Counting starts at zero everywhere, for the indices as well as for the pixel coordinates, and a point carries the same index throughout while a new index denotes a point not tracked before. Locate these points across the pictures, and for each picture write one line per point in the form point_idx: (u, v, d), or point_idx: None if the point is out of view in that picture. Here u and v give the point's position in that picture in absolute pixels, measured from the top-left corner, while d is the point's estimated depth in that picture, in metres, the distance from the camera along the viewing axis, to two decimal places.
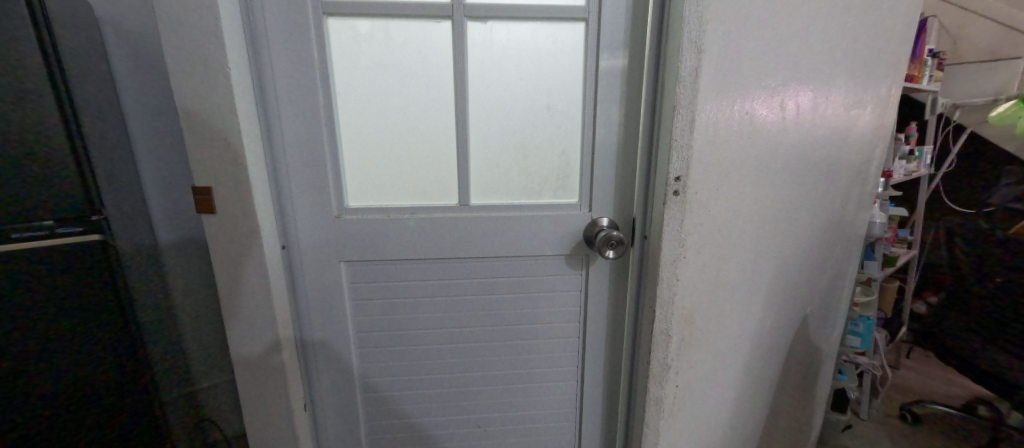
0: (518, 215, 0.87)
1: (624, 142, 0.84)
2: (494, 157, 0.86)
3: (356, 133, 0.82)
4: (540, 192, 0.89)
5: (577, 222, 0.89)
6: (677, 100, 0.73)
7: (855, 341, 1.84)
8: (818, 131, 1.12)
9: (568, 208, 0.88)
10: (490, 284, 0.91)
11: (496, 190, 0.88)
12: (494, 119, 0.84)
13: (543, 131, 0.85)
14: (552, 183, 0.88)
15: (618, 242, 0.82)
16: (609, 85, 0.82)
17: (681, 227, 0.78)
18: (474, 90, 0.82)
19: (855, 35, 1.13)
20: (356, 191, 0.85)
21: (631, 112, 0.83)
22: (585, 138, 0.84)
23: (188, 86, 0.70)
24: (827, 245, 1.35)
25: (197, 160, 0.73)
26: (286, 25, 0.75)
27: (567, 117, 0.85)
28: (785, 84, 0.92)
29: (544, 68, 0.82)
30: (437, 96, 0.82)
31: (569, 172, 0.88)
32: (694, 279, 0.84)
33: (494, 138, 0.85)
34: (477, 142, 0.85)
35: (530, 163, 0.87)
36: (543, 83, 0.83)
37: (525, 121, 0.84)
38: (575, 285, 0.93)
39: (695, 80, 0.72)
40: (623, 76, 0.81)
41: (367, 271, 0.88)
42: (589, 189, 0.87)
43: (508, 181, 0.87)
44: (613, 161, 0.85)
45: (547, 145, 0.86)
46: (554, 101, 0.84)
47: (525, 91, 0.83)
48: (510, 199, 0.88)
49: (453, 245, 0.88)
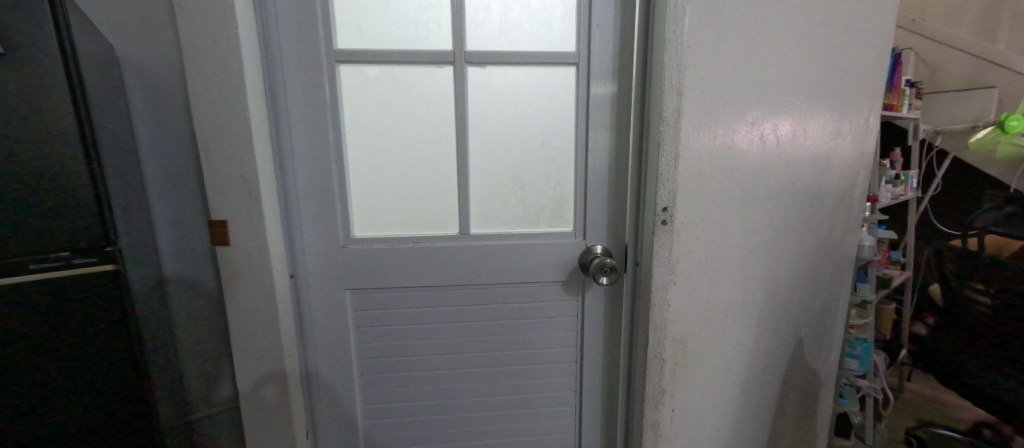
0: (517, 244, 0.92)
1: (614, 174, 0.90)
2: (493, 189, 0.91)
3: (363, 168, 0.88)
4: (537, 222, 0.93)
5: (573, 249, 0.93)
6: (662, 136, 0.79)
7: (853, 364, 1.85)
8: (800, 159, 1.18)
9: (564, 236, 0.93)
10: (490, 310, 0.95)
11: (495, 221, 0.92)
12: (493, 154, 0.89)
13: (539, 164, 0.90)
14: (548, 213, 0.93)
15: (611, 269, 0.86)
16: (599, 122, 0.88)
17: (670, 254, 0.82)
18: (474, 128, 0.88)
19: (829, 72, 1.21)
20: (363, 223, 0.90)
21: (619, 146, 0.89)
22: (579, 170, 0.90)
23: (209, 128, 0.76)
24: (817, 268, 1.39)
25: (215, 195, 0.78)
26: (302, 72, 0.81)
27: (561, 151, 0.90)
28: (764, 118, 0.99)
29: (539, 107, 0.88)
30: (439, 134, 0.87)
31: (564, 202, 0.93)
32: (685, 304, 0.88)
33: (493, 171, 0.90)
34: (477, 175, 0.90)
35: (528, 194, 0.92)
36: (539, 121, 0.89)
37: (522, 155, 0.90)
38: (572, 311, 0.96)
39: (678, 118, 0.78)
40: (613, 115, 0.88)
41: (372, 299, 0.91)
42: (584, 218, 0.92)
43: (507, 212, 0.92)
44: (604, 191, 0.90)
45: (543, 177, 0.91)
46: (548, 136, 0.90)
47: (521, 128, 0.89)
48: (509, 228, 0.93)
49: (454, 273, 0.92)
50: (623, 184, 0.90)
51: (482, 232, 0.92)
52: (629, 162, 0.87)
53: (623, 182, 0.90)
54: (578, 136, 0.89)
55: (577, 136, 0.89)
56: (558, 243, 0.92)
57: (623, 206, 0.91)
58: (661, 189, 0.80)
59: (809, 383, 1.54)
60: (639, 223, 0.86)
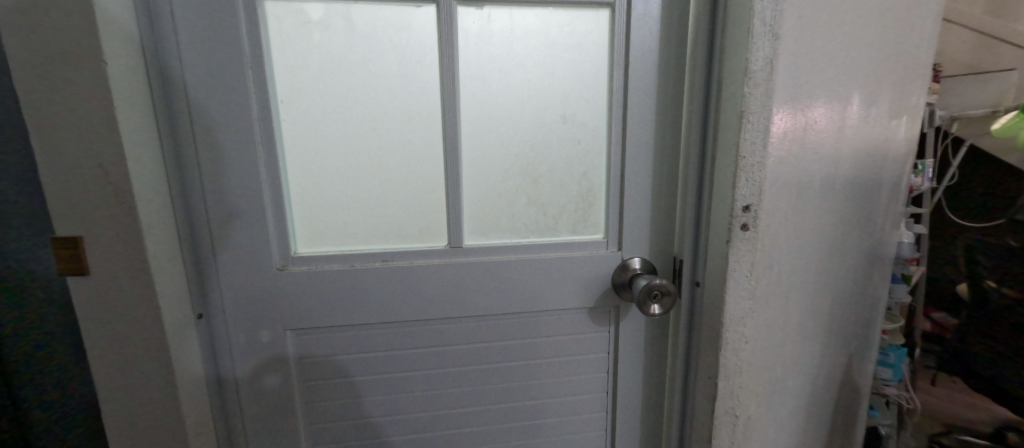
0: (528, 258, 0.66)
1: (662, 160, 0.65)
2: (494, 183, 0.65)
3: (305, 155, 0.60)
4: (555, 228, 0.68)
5: (606, 265, 0.68)
6: (747, 103, 0.53)
7: (886, 373, 1.67)
8: (868, 142, 0.96)
9: (594, 247, 0.68)
10: (493, 350, 0.69)
11: (497, 227, 0.67)
12: (493, 134, 0.63)
13: (558, 149, 0.65)
14: (570, 215, 0.68)
15: (663, 293, 0.62)
16: (643, 87, 0.63)
17: (750, 272, 0.58)
18: (468, 96, 0.61)
19: (899, 37, 0.99)
20: (308, 234, 0.62)
21: (669, 120, 0.64)
22: (616, 156, 0.65)
23: (40, 88, 0.46)
24: (867, 272, 1.19)
25: (60, 196, 0.49)
26: (202, 6, 0.53)
27: (589, 130, 0.66)
28: (844, 89, 0.75)
29: (559, 66, 0.63)
30: (418, 105, 0.61)
31: (592, 201, 0.68)
32: (762, 338, 0.64)
33: (494, 158, 0.64)
34: (471, 163, 0.64)
35: (543, 191, 0.67)
36: (559, 87, 0.64)
37: (535, 136, 0.64)
38: (603, 346, 0.72)
39: (769, 73, 0.53)
40: (662, 77, 0.63)
41: (326, 341, 0.64)
42: (619, 221, 0.67)
43: (514, 216, 0.67)
44: (648, 184, 0.66)
45: (562, 166, 0.66)
46: (570, 109, 0.64)
47: (534, 97, 0.63)
48: (517, 237, 0.68)
49: (443, 303, 0.66)
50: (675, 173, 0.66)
51: (479, 244, 0.66)
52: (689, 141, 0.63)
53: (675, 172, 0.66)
54: (613, 108, 0.64)
55: (613, 108, 0.64)
56: (585, 257, 0.67)
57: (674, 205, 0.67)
58: (741, 179, 0.55)
59: (851, 403, 1.34)
60: (698, 229, 0.62)
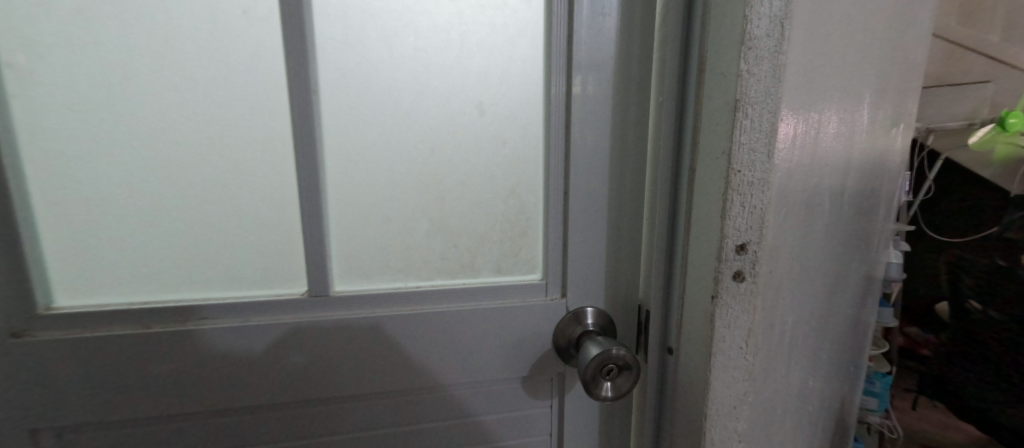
0: (432, 311, 0.46)
1: (620, 172, 0.47)
2: (381, 202, 0.45)
3: (55, 154, 0.38)
4: (473, 266, 0.49)
5: (546, 317, 0.49)
6: (745, 87, 0.34)
7: (871, 403, 1.54)
8: (871, 152, 0.80)
9: (529, 293, 0.49)
10: (388, 439, 0.48)
11: (387, 265, 0.46)
12: (375, 130, 0.43)
13: (477, 153, 0.46)
14: (492, 246, 0.49)
15: (621, 367, 0.43)
16: (594, 66, 0.44)
17: (747, 341, 0.40)
18: (332, 72, 0.41)
19: (906, 29, 0.84)
20: (74, 278, 0.40)
21: (630, 116, 0.46)
22: (557, 164, 0.46)
23: None
24: (862, 301, 1.04)
25: None
26: None
27: (517, 128, 0.47)
28: (856, 84, 0.58)
29: (474, 35, 0.44)
30: (255, 83, 0.40)
31: (526, 227, 0.49)
32: (758, 424, 0.46)
33: (379, 165, 0.44)
34: (343, 172, 0.43)
35: (455, 213, 0.47)
36: (476, 65, 0.44)
37: (442, 135, 0.45)
38: (544, 426, 0.52)
39: (780, 38, 0.34)
40: (621, 54, 0.44)
41: (116, 440, 0.42)
42: (562, 255, 0.48)
43: (413, 249, 0.47)
44: (601, 206, 0.47)
45: (478, 177, 0.47)
46: (487, 96, 0.45)
47: (437, 77, 0.43)
48: (416, 280, 0.47)
49: (304, 381, 0.44)
50: (640, 190, 0.48)
51: (361, 289, 0.45)
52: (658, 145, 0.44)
53: (640, 188, 0.48)
54: (552, 96, 0.45)
55: (551, 97, 0.45)
56: (514, 307, 0.48)
57: (638, 233, 0.49)
58: (731, 206, 0.36)
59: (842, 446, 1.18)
60: (670, 271, 0.43)
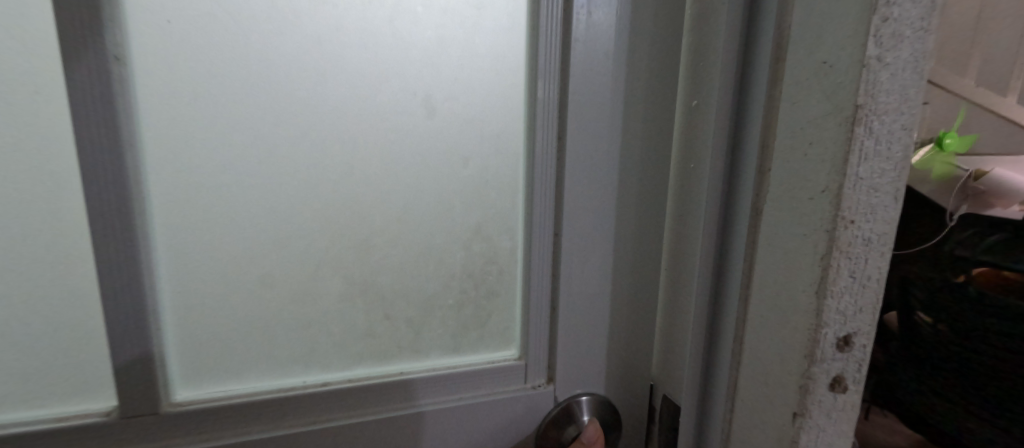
0: (352, 424, 0.30)
1: (635, 206, 0.33)
2: (266, 256, 0.28)
3: None
4: (418, 343, 0.33)
5: (525, 415, 0.34)
6: (870, 84, 0.20)
7: None
8: None
9: (501, 380, 0.34)
10: None
11: (279, 352, 0.30)
12: (254, 144, 0.27)
13: (428, 179, 0.31)
14: (446, 310, 0.33)
15: None
16: (599, 53, 0.30)
17: None
18: (173, 48, 0.24)
19: None
20: None
21: (651, 128, 0.32)
22: (543, 194, 0.31)
23: None
24: None
25: None
26: None
27: (484, 139, 0.32)
28: None
29: (419, 0, 0.29)
30: (20, 57, 0.23)
31: (497, 284, 0.34)
32: None
33: (265, 199, 0.28)
34: (196, 209, 0.26)
35: (389, 267, 0.31)
36: (425, 44, 0.29)
37: (369, 153, 0.29)
38: None
39: (928, 7, 0.21)
40: (641, 36, 0.31)
41: None
42: (550, 322, 0.34)
43: (322, 325, 0.31)
44: (605, 253, 0.33)
45: (424, 212, 0.31)
46: (436, 88, 0.30)
47: (361, 65, 0.28)
48: (326, 372, 0.31)
49: None
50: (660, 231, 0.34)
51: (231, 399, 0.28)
52: (691, 172, 0.30)
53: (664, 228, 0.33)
54: (537, 93, 0.30)
55: (535, 97, 0.30)
56: (481, 405, 0.33)
57: (658, 289, 0.34)
58: (836, 281, 0.22)
59: None
60: (717, 358, 0.29)
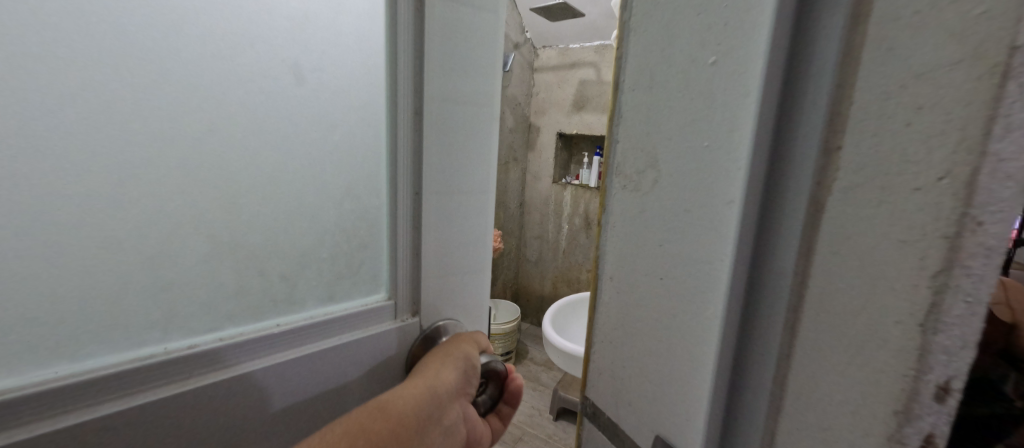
0: (212, 382, 0.35)
1: (461, 184, 0.48)
2: (141, 230, 0.34)
3: None
4: (293, 295, 0.43)
5: (384, 343, 0.46)
6: None
7: None
8: None
9: (368, 318, 0.46)
10: None
11: (153, 314, 0.35)
12: (116, 137, 0.32)
13: (299, 167, 0.42)
14: (321, 266, 0.45)
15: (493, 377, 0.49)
16: (438, 71, 0.43)
17: None
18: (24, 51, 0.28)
19: None
20: None
21: (470, 132, 0.48)
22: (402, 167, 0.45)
23: None
24: None
25: None
26: None
27: (343, 141, 0.45)
28: None
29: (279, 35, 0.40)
30: None
31: (366, 242, 0.48)
32: None
33: (131, 179, 0.33)
34: (71, 186, 0.30)
35: (269, 235, 0.41)
36: (289, 64, 0.40)
37: (241, 142, 0.39)
38: None
39: None
40: (458, 55, 0.45)
41: None
42: (409, 268, 0.47)
43: (205, 286, 0.38)
44: (445, 217, 0.47)
45: (299, 197, 0.43)
46: (304, 100, 0.42)
47: (230, 76, 0.37)
48: (188, 336, 0.36)
49: None
50: (671, 240, 0.27)
51: (78, 376, 0.30)
52: (720, 163, 0.23)
53: (681, 238, 0.26)
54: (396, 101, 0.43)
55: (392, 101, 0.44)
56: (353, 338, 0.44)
57: (670, 313, 0.27)
58: (951, 308, 0.15)
59: None
60: (749, 400, 0.23)
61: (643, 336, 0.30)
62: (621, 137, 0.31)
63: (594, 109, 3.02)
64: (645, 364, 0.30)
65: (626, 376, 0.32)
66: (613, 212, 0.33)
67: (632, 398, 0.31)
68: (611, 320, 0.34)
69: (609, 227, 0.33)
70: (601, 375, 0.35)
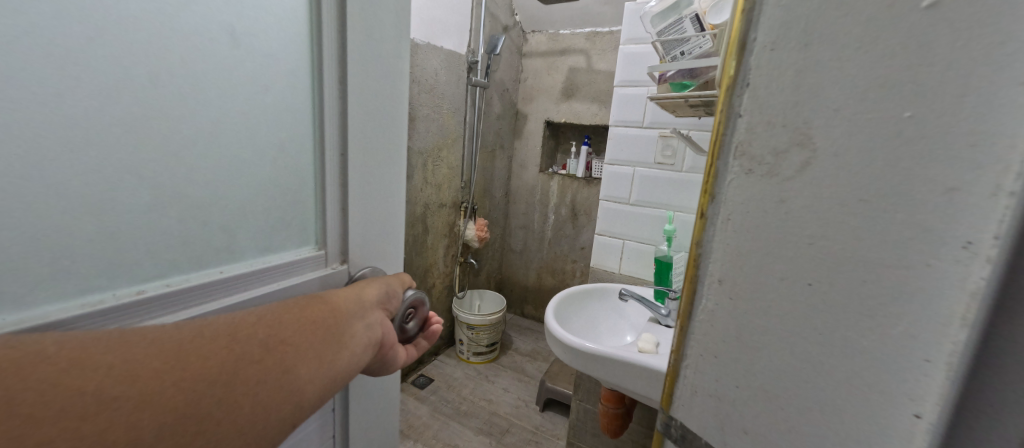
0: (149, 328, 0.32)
1: (387, 133, 0.49)
2: (53, 180, 0.28)
3: None
4: (231, 249, 0.40)
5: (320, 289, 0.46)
6: None
7: None
8: None
9: (304, 266, 0.45)
10: None
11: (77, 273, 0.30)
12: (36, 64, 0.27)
13: (238, 111, 0.38)
14: (258, 220, 0.42)
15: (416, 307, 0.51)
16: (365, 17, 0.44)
17: None
18: None
19: None
20: None
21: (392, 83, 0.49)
22: (330, 107, 0.43)
23: None
24: None
25: None
26: None
27: (282, 87, 0.41)
28: None
29: None
30: None
31: (304, 195, 0.45)
32: None
33: (24, 104, 0.27)
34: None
35: (211, 186, 0.37)
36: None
37: (169, 77, 0.33)
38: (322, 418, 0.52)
39: None
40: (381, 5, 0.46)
41: None
42: (340, 216, 0.47)
43: (134, 242, 0.33)
44: (374, 165, 0.48)
45: (237, 146, 0.39)
46: (238, 38, 0.37)
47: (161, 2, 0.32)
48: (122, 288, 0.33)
49: None
50: (830, 239, 0.22)
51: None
52: (940, 145, 0.18)
53: (848, 237, 0.21)
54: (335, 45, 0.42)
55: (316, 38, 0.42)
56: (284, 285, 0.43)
57: (827, 329, 0.23)
58: None
59: None
60: None
61: (772, 353, 0.25)
62: (744, 109, 0.26)
63: (583, 97, 2.98)
64: (777, 387, 0.25)
65: (742, 398, 0.27)
66: (726, 202, 0.27)
67: (752, 426, 0.27)
68: (718, 330, 0.29)
69: (718, 219, 0.28)
70: (697, 393, 0.31)
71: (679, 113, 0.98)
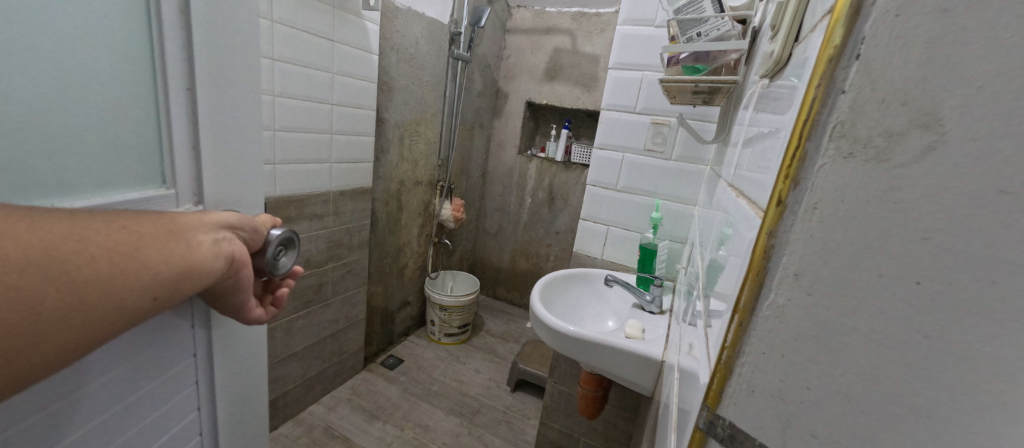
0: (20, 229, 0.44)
1: (231, 93, 0.62)
2: None
3: None
4: (71, 182, 0.49)
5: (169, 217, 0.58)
6: None
7: None
8: None
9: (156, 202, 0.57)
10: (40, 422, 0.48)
11: None
12: None
13: (88, 76, 0.49)
14: (105, 164, 0.52)
15: (286, 245, 0.70)
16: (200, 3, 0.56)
17: None
18: None
19: None
20: None
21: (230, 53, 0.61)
22: (172, 74, 0.55)
23: None
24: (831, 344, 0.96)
25: None
26: None
27: (123, 54, 0.52)
28: None
29: None
30: None
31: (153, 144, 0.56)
32: None
33: None
34: None
35: (65, 132, 0.48)
36: None
37: (25, 42, 0.43)
38: (189, 351, 0.65)
39: None
40: None
41: None
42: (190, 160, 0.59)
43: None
44: (213, 118, 0.60)
45: (85, 102, 0.49)
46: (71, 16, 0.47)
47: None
48: None
49: None
50: (953, 232, 0.20)
51: None
52: None
53: (977, 236, 0.20)
54: (170, 26, 0.54)
55: (155, 14, 0.53)
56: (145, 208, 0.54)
57: (936, 332, 0.21)
58: None
59: None
60: None
61: (862, 353, 0.24)
62: (850, 85, 0.22)
63: (565, 79, 2.93)
64: (863, 389, 0.24)
65: (814, 399, 0.26)
66: (813, 189, 0.24)
67: (824, 428, 0.25)
68: (789, 328, 0.26)
69: (800, 208, 0.25)
70: (753, 391, 0.28)
71: (679, 100, 0.98)
